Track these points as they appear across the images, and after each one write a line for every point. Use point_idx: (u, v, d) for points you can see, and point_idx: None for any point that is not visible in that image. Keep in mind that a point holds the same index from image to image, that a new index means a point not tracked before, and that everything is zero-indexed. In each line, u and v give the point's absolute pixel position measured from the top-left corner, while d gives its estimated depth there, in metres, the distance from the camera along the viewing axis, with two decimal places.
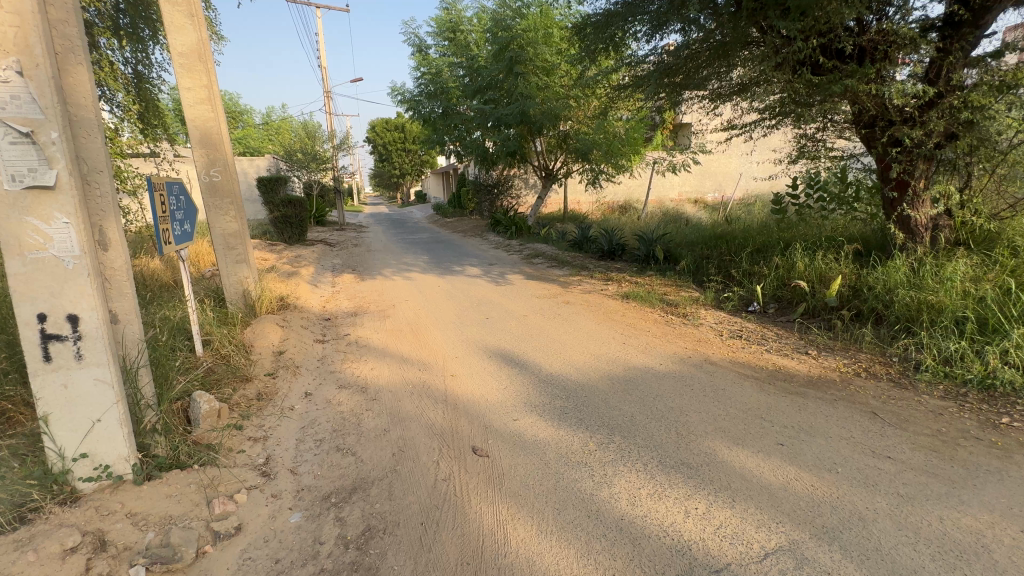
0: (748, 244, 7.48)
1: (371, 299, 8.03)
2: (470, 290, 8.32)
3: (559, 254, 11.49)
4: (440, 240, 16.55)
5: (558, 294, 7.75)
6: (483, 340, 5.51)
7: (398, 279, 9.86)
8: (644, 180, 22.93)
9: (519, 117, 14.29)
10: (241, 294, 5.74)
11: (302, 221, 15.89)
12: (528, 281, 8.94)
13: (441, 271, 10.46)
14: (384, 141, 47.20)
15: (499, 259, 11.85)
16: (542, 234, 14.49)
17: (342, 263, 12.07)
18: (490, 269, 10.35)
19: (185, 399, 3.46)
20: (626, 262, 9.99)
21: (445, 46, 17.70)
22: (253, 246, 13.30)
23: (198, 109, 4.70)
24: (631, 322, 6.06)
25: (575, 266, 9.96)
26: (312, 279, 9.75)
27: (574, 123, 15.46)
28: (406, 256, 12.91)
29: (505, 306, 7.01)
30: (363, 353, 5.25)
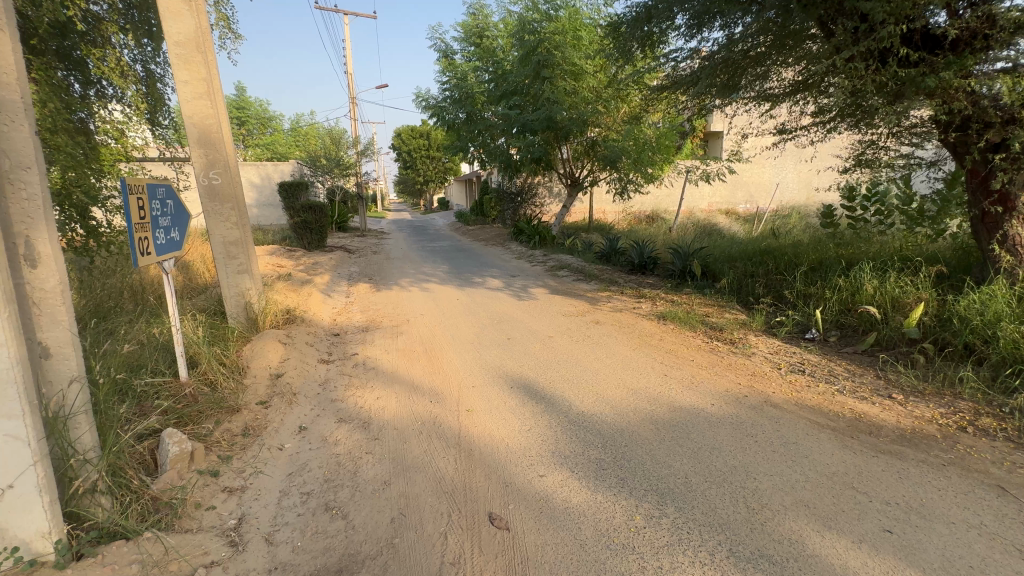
0: (800, 261, 6.70)
1: (385, 312, 7.53)
2: (490, 305, 7.74)
3: (586, 266, 10.84)
4: (461, 248, 16.09)
5: (586, 312, 7.10)
6: (504, 367, 4.89)
7: (416, 290, 9.37)
8: (673, 189, 22.10)
9: (545, 123, 13.74)
10: (242, 307, 5.30)
11: (322, 227, 15.65)
12: (553, 296, 8.32)
13: (460, 282, 9.93)
14: (409, 148, 47.40)
15: (522, 270, 11.27)
16: (566, 244, 13.87)
17: (359, 271, 11.68)
18: (512, 282, 9.77)
19: (155, 439, 2.97)
20: (658, 277, 9.28)
21: (470, 51, 17.32)
22: (271, 252, 13.06)
23: (197, 104, 4.26)
24: (671, 348, 5.37)
25: (603, 280, 9.29)
26: (326, 288, 9.34)
27: (602, 130, 14.81)
28: (425, 265, 12.46)
29: (527, 326, 6.39)
30: (370, 377, 4.70)
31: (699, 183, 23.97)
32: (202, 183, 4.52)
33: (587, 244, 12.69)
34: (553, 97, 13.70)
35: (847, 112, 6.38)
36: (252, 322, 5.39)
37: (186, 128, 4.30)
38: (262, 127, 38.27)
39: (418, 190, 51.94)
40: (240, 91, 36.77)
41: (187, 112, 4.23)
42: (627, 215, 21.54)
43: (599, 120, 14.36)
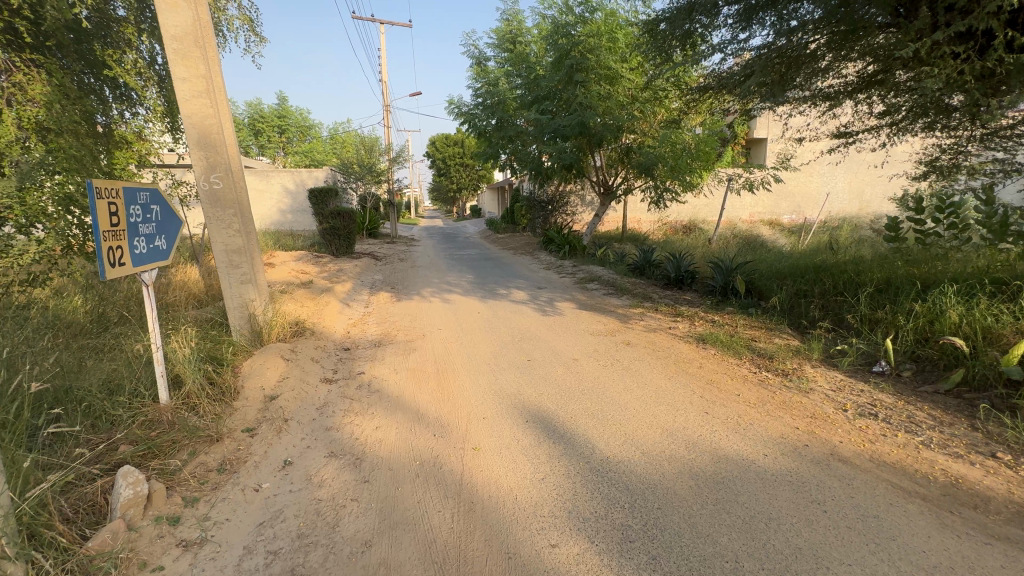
0: (863, 280, 5.89)
1: (402, 324, 7.16)
2: (512, 320, 7.24)
3: (618, 279, 10.22)
4: (489, 257, 15.72)
5: (616, 331, 6.50)
6: (520, 394, 4.36)
7: (437, 301, 8.98)
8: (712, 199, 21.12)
9: (578, 129, 13.21)
10: (246, 319, 5.00)
11: (350, 234, 15.63)
12: (581, 312, 7.75)
13: (484, 294, 9.50)
14: (443, 155, 47.79)
15: (549, 282, 10.74)
16: (597, 255, 13.27)
17: (383, 280, 11.43)
18: (538, 294, 9.26)
19: (109, 477, 2.62)
20: (696, 292, 8.57)
21: (503, 57, 17.03)
22: (299, 259, 13.04)
23: (196, 103, 3.98)
24: (712, 379, 4.71)
25: (636, 295, 8.66)
26: (346, 298, 9.09)
27: (638, 136, 14.17)
28: (450, 274, 12.12)
29: (550, 345, 5.85)
30: (372, 401, 4.28)
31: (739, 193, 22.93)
32: (202, 188, 4.23)
33: (619, 255, 12.04)
34: (586, 102, 13.19)
35: (923, 110, 5.58)
36: (257, 334, 5.09)
37: (185, 128, 4.02)
38: (302, 135, 39.38)
39: (451, 197, 52.24)
40: (282, 100, 38.04)
41: (185, 111, 3.95)
42: (662, 225, 20.70)
43: (634, 126, 13.74)
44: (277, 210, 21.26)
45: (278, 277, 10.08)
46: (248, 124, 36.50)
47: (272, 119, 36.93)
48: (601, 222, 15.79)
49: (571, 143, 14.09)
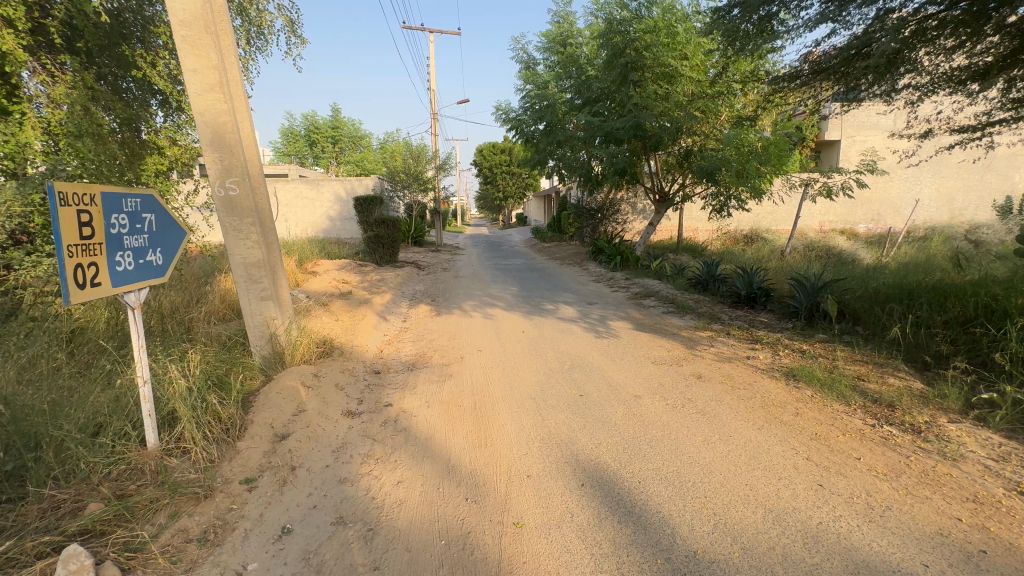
0: (1008, 309, 4.67)
1: (439, 343, 6.55)
2: (560, 342, 6.46)
3: (677, 295, 9.22)
4: (535, 268, 15.04)
5: (682, 360, 5.58)
6: (572, 443, 3.58)
7: (479, 316, 8.35)
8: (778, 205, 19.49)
9: (632, 131, 12.32)
10: (267, 339, 4.52)
11: (393, 242, 15.42)
12: (639, 333, 6.87)
13: (528, 309, 8.77)
14: (490, 164, 47.81)
15: (600, 297, 9.87)
16: (652, 267, 12.27)
17: (424, 291, 10.98)
18: (588, 311, 8.42)
19: (52, 559, 2.09)
20: (773, 313, 7.47)
21: (553, 61, 16.40)
22: (342, 268, 12.87)
23: (208, 98, 3.53)
24: (818, 432, 3.73)
25: (700, 315, 7.65)
26: (384, 311, 8.64)
27: (699, 139, 13.06)
28: (494, 285, 11.53)
29: (606, 377, 5.02)
30: (397, 443, 3.63)
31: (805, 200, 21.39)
32: (217, 193, 3.76)
33: (677, 268, 10.99)
34: (641, 103, 12.30)
35: None
36: (278, 355, 4.59)
37: (196, 126, 3.55)
38: (354, 145, 40.47)
39: (497, 205, 52.08)
40: (336, 112, 39.39)
41: (196, 107, 3.48)
42: (721, 233, 19.35)
43: (694, 128, 12.65)
44: (327, 217, 21.55)
45: (319, 287, 9.80)
46: (304, 134, 37.91)
47: (327, 130, 38.18)
48: (654, 231, 14.68)
49: (624, 146, 13.19)
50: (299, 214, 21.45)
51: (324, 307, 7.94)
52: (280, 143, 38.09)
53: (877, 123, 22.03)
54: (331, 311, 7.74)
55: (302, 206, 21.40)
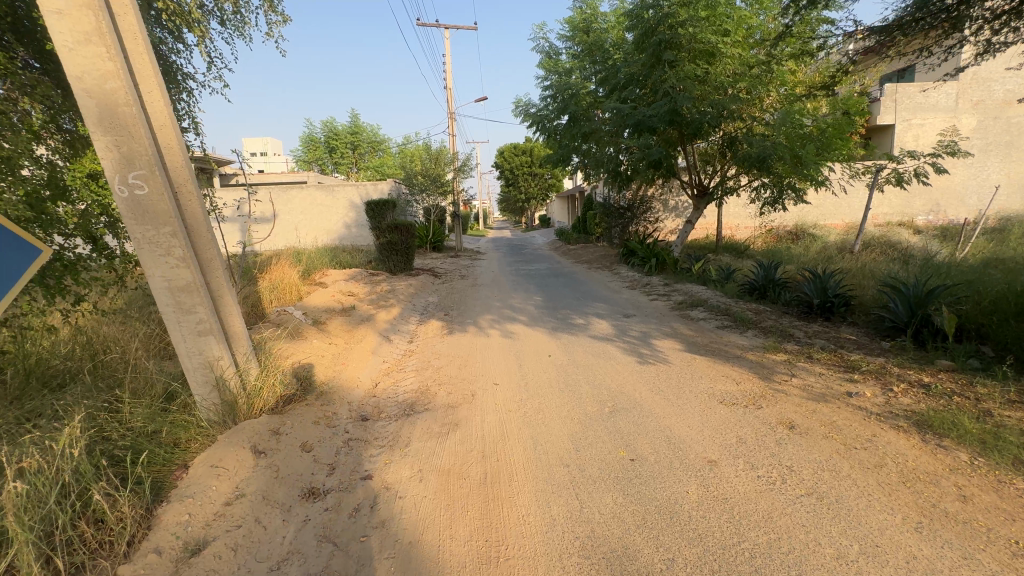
0: None
1: (447, 372, 5.39)
2: (595, 370, 5.21)
3: (731, 304, 7.86)
4: (561, 273, 13.80)
5: (759, 399, 4.25)
6: (630, 560, 2.33)
7: (497, 334, 7.16)
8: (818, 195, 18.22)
9: (668, 117, 10.96)
10: (212, 386, 3.44)
11: (407, 248, 14.44)
12: (693, 356, 5.58)
13: (555, 323, 7.55)
14: (511, 166, 46.70)
15: (637, 307, 8.57)
16: (694, 270, 10.90)
17: (437, 303, 9.90)
18: (626, 327, 7.13)
19: None
20: (860, 329, 6.05)
21: (575, 49, 15.05)
22: (351, 278, 11.94)
23: (84, 53, 2.50)
24: (1017, 539, 2.37)
25: (766, 331, 6.27)
26: (389, 329, 7.55)
27: (743, 124, 11.58)
28: (516, 294, 10.36)
29: (661, 427, 3.74)
30: (367, 554, 2.46)
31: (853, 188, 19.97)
32: (116, 193, 2.71)
33: (725, 272, 9.58)
34: (677, 86, 10.93)
35: None
36: (229, 406, 3.51)
37: (74, 97, 2.52)
38: (373, 150, 40.01)
39: (519, 207, 50.94)
40: (355, 118, 39.06)
41: (69, 68, 2.45)
42: (764, 230, 18.26)
43: (739, 112, 11.19)
44: (342, 224, 20.82)
45: (321, 302, 8.83)
46: (324, 142, 37.71)
47: (346, 137, 37.85)
48: (692, 230, 13.18)
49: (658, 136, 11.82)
50: (315, 222, 20.80)
51: (319, 328, 6.90)
52: (300, 151, 37.93)
53: (937, 103, 19.91)
54: (326, 334, 6.70)
55: (317, 213, 20.74)
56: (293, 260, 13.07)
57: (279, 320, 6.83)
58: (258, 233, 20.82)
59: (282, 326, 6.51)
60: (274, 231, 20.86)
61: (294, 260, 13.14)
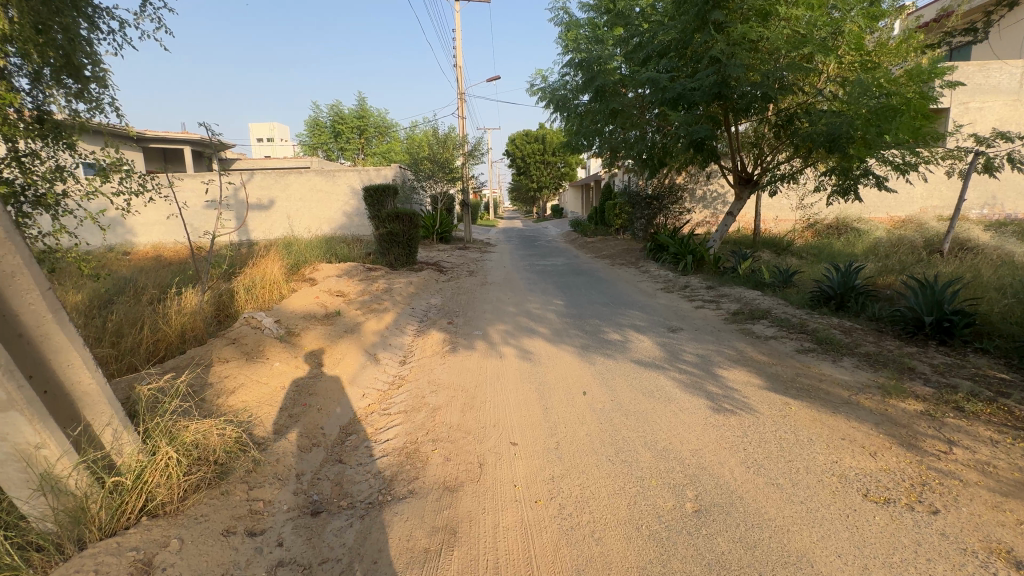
0: None
1: (446, 417, 3.93)
2: (652, 422, 3.70)
3: (803, 317, 6.31)
4: (582, 269, 12.29)
5: (926, 494, 2.73)
6: None
7: (511, 354, 5.68)
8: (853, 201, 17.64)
9: (715, 89, 9.38)
10: (37, 491, 2.02)
11: (411, 239, 13.01)
12: (783, 401, 4.05)
13: (584, 340, 6.04)
14: (523, 154, 44.78)
15: (681, 317, 7.03)
16: (742, 269, 9.34)
17: (441, 306, 8.48)
18: (677, 348, 5.60)
19: None
20: (1003, 363, 4.49)
21: (601, 16, 13.24)
22: (346, 274, 10.55)
23: None
24: None
25: (872, 363, 4.71)
26: (379, 344, 6.11)
27: (799, 99, 9.85)
28: (532, 296, 8.90)
29: (790, 559, 2.25)
30: None
31: (902, 179, 18.11)
32: None
33: (784, 275, 7.98)
34: (728, 51, 9.20)
35: None
36: (70, 517, 2.07)
37: None
38: (381, 135, 38.53)
39: (530, 197, 49.27)
40: (361, 102, 37.56)
41: None
42: (804, 225, 16.88)
43: (797, 84, 9.45)
44: (343, 213, 19.42)
45: (302, 305, 7.42)
46: (330, 126, 36.30)
47: (352, 120, 36.29)
48: (733, 223, 11.50)
49: (701, 111, 10.11)
50: (313, 210, 19.42)
51: (288, 345, 5.47)
52: (305, 135, 36.54)
53: (997, 85, 17.88)
54: (296, 354, 5.27)
55: (316, 200, 19.35)
56: (283, 253, 11.72)
57: (238, 332, 5.43)
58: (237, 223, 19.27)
59: (238, 344, 5.09)
60: (270, 219, 19.54)
61: (284, 253, 11.78)
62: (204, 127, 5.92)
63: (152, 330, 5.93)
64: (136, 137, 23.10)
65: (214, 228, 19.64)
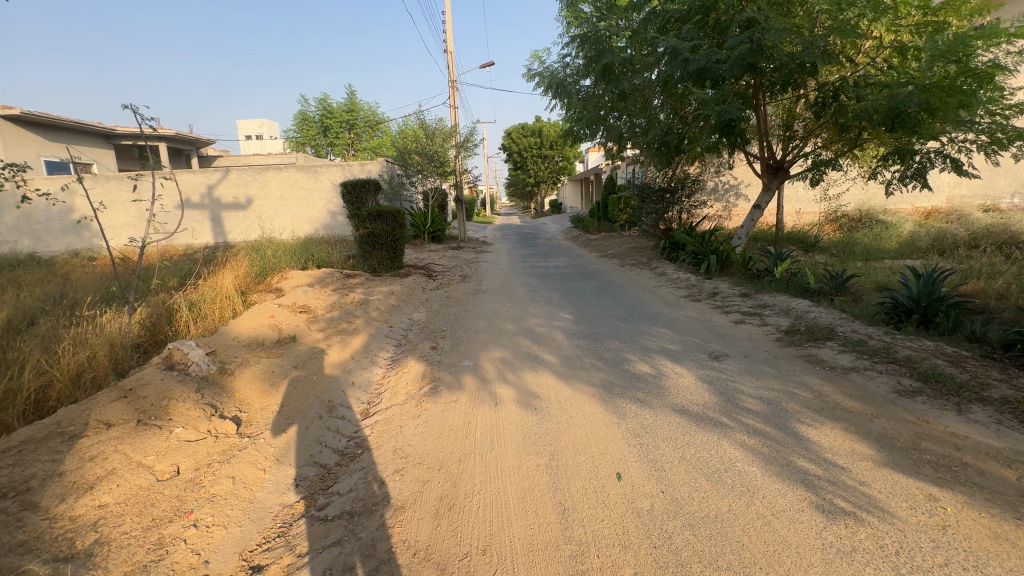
0: None
1: (411, 532, 2.53)
2: (736, 543, 2.32)
3: (883, 338, 4.93)
4: (588, 272, 10.94)
5: None
6: None
7: (511, 397, 4.27)
8: (877, 188, 16.46)
9: (750, 59, 7.91)
10: None
11: (396, 241, 11.60)
12: (924, 492, 2.65)
13: (606, 375, 4.63)
14: (519, 148, 43.15)
15: (721, 338, 5.64)
16: (779, 272, 8.01)
17: (425, 323, 7.07)
18: (732, 389, 4.19)
19: None
20: None
21: None
22: (318, 284, 9.15)
23: None
24: None
25: (1022, 417, 3.32)
26: (339, 383, 4.69)
27: (841, 71, 8.48)
28: (533, 309, 7.51)
29: None
30: None
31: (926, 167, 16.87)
32: None
33: (839, 280, 6.64)
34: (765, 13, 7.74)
35: None
36: None
37: None
38: (371, 130, 36.96)
39: (528, 192, 47.86)
40: (350, 95, 35.94)
41: None
42: (825, 218, 15.58)
43: (843, 52, 8.01)
44: (327, 212, 17.99)
45: (251, 328, 5.99)
46: (318, 121, 34.70)
47: (341, 115, 34.74)
48: (760, 217, 10.07)
49: (729, 86, 8.65)
50: (295, 209, 17.98)
51: (209, 394, 4.06)
52: (293, 130, 35.02)
53: None
54: (216, 411, 3.85)
55: (297, 199, 17.90)
56: (250, 259, 10.29)
57: (142, 378, 4.01)
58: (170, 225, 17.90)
59: (132, 398, 3.66)
60: (248, 219, 18.10)
61: (251, 259, 10.36)
62: (129, 110, 5.15)
63: (38, 371, 4.43)
64: (106, 133, 21.59)
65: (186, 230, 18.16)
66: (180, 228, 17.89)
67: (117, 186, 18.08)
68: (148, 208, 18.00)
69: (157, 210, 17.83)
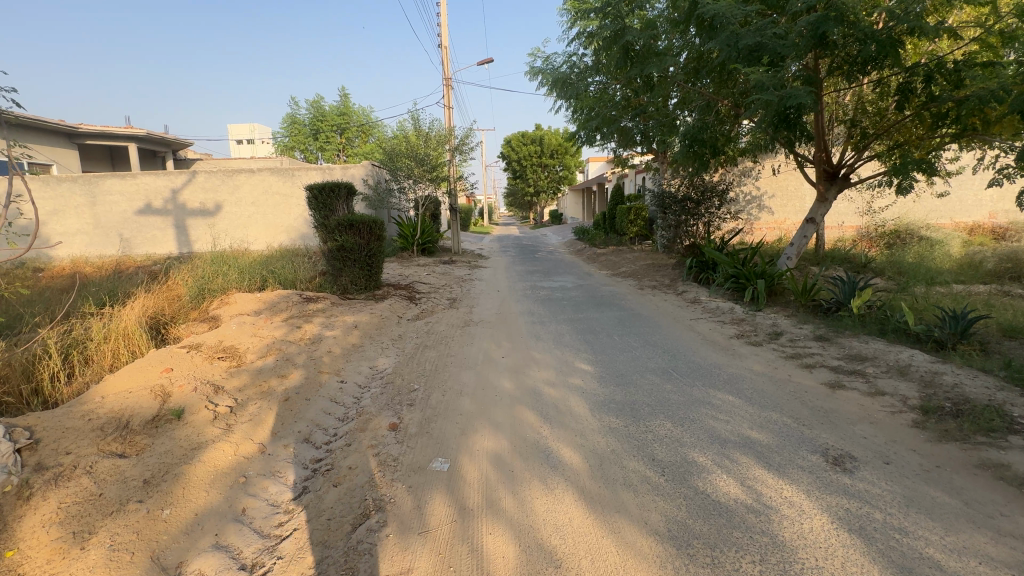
0: None
1: None
2: None
3: None
4: (602, 296, 9.10)
5: None
6: None
7: (509, 563, 2.36)
8: (920, 200, 14.80)
9: (821, 28, 6.11)
10: None
11: (371, 257, 9.66)
12: None
13: (671, 506, 2.71)
14: (519, 155, 41.20)
15: (826, 421, 3.72)
16: (857, 306, 6.19)
17: (389, 376, 5.13)
18: (920, 562, 2.25)
19: None
20: None
21: None
22: (267, 313, 7.23)
23: None
24: None
25: None
26: (215, 518, 2.73)
27: (930, 48, 6.76)
28: (538, 354, 5.61)
29: None
30: None
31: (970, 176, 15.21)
32: None
33: (961, 324, 4.87)
34: None
35: None
36: None
37: None
38: (364, 134, 35.20)
39: (527, 202, 46.20)
40: (343, 98, 34.25)
41: None
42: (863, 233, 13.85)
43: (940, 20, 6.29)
44: (305, 219, 16.10)
45: (124, 391, 3.99)
46: (309, 125, 32.99)
47: (333, 118, 33.11)
48: (813, 233, 8.23)
49: (790, 67, 6.84)
50: (269, 216, 16.09)
51: None
52: (281, 133, 33.21)
53: None
54: None
55: (272, 205, 16.00)
56: (188, 276, 8.32)
57: None
58: (93, 232, 16.01)
59: None
60: (217, 226, 16.18)
61: (191, 276, 8.40)
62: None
63: None
64: (69, 132, 19.47)
65: (145, 238, 16.16)
66: (142, 237, 16.06)
67: (70, 188, 15.90)
68: (86, 211, 15.97)
69: (75, 215, 15.88)
